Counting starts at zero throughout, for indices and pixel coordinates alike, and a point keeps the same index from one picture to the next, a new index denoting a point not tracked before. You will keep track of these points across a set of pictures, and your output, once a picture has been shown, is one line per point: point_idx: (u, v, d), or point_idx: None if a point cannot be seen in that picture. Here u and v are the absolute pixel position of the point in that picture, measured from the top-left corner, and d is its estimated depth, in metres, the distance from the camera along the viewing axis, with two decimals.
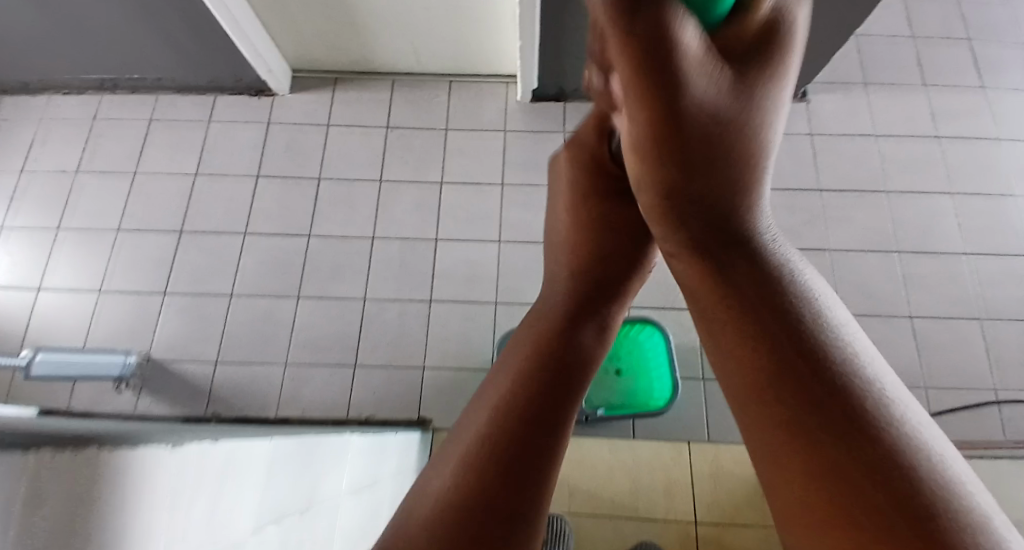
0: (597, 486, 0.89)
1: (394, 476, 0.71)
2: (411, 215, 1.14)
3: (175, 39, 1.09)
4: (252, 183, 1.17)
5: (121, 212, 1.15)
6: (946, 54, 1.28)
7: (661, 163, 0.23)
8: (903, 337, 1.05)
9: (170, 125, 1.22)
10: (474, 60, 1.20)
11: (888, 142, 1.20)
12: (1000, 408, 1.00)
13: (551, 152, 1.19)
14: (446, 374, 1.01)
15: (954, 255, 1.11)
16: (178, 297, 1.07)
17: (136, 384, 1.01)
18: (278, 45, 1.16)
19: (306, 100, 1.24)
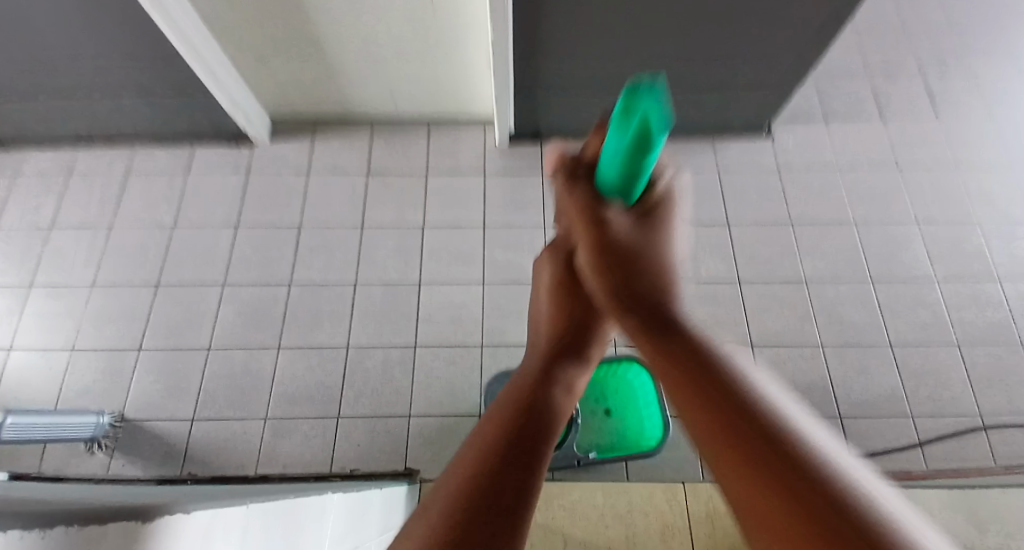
0: (591, 534, 0.86)
1: (378, 534, 0.68)
2: (393, 260, 1.14)
3: (157, 92, 1.10)
4: (232, 232, 1.17)
5: (96, 266, 1.13)
6: (899, 92, 1.36)
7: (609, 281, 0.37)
8: (883, 364, 1.07)
9: (150, 177, 1.23)
10: (453, 105, 1.24)
11: (852, 174, 1.26)
12: (985, 432, 1.01)
13: (531, 193, 1.22)
14: (433, 421, 0.99)
15: (924, 281, 1.15)
16: (154, 351, 1.05)
17: (108, 445, 0.97)
18: (257, 96, 1.19)
19: (287, 150, 1.26)
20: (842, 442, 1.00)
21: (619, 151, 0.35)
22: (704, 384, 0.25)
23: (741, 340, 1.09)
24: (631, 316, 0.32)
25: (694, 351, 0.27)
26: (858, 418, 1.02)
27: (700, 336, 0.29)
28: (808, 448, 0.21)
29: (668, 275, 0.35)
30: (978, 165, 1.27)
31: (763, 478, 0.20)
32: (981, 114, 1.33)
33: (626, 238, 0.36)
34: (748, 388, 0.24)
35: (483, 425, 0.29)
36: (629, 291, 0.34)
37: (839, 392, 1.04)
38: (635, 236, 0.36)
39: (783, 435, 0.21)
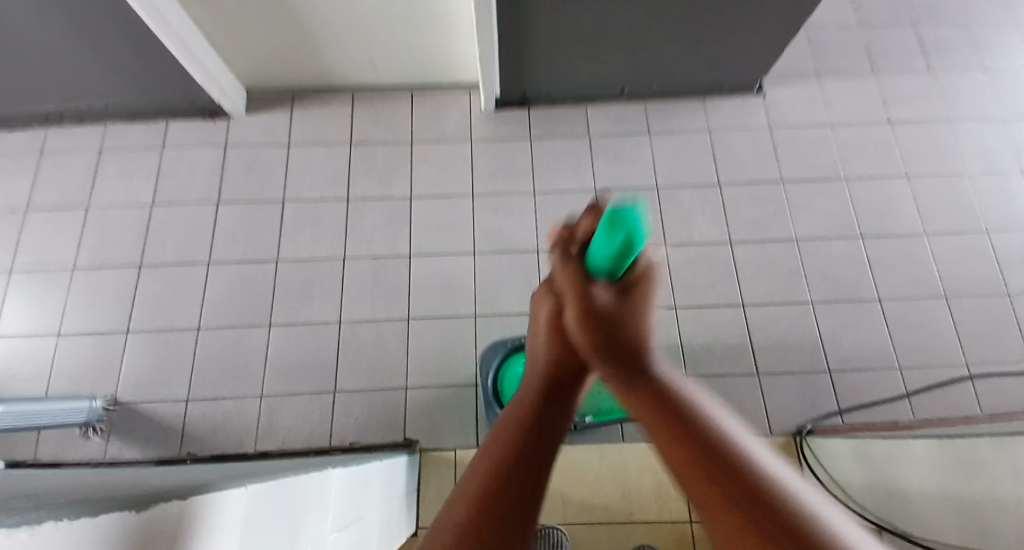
0: (588, 493, 0.88)
1: (380, 505, 0.70)
2: (381, 232, 1.12)
3: (122, 65, 1.04)
4: (214, 209, 1.13)
5: (75, 248, 1.10)
6: (892, 43, 1.32)
7: (595, 330, 0.35)
8: (873, 319, 1.08)
9: (123, 155, 1.18)
10: (436, 70, 1.19)
11: (844, 129, 1.24)
12: (971, 381, 1.04)
13: (519, 159, 1.19)
14: (429, 392, 0.99)
15: (915, 236, 1.15)
16: (142, 333, 1.03)
17: (103, 429, 0.97)
18: (229, 65, 1.13)
19: (265, 120, 1.21)
20: (831, 396, 1.02)
21: (609, 254, 0.33)
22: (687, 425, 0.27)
23: (733, 301, 1.09)
24: (639, 396, 0.31)
25: (688, 408, 0.29)
26: (848, 372, 1.04)
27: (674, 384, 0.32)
28: (806, 512, 0.21)
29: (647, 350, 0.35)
30: (971, 117, 1.25)
31: (725, 508, 0.22)
32: (975, 63, 1.30)
33: (609, 307, 0.36)
34: (783, 502, 0.22)
35: (483, 453, 0.30)
36: (622, 367, 0.33)
37: (829, 349, 1.06)
38: (620, 308, 0.36)
39: (740, 465, 0.24)
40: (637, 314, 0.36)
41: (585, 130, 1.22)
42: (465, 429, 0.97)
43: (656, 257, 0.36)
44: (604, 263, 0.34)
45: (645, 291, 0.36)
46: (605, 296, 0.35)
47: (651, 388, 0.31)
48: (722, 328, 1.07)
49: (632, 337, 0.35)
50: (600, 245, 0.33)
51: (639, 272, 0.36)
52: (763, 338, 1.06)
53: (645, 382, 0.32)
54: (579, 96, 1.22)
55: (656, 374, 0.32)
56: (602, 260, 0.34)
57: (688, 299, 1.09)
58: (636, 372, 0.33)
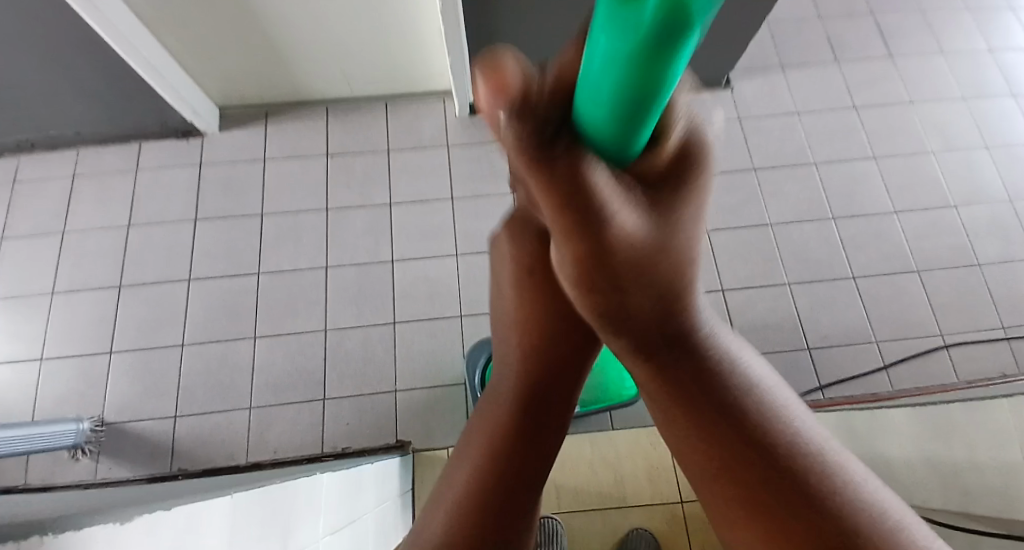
0: (581, 481, 0.89)
1: (375, 506, 0.70)
2: (363, 240, 1.13)
3: (94, 90, 1.04)
4: (193, 226, 1.13)
5: (53, 274, 1.09)
6: (848, 32, 1.38)
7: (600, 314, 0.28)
8: (848, 297, 1.11)
9: (97, 178, 1.17)
10: (408, 80, 1.21)
11: (808, 116, 1.28)
12: (945, 349, 1.07)
13: (496, 161, 1.21)
14: (419, 395, 0.99)
15: (883, 213, 1.19)
16: (125, 355, 1.02)
17: (93, 450, 0.95)
18: (199, 85, 1.13)
19: (240, 136, 1.21)
20: (813, 373, 1.05)
21: (605, 120, 0.14)
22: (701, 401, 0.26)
23: (713, 286, 1.12)
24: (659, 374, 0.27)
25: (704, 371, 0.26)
26: (827, 348, 1.07)
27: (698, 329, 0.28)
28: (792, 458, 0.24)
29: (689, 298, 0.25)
30: (928, 98, 1.31)
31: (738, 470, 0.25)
32: (927, 47, 1.36)
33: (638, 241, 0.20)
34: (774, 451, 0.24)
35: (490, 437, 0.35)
36: (626, 333, 0.29)
37: (808, 327, 1.09)
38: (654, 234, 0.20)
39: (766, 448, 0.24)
40: (665, 267, 0.23)
41: None
42: (457, 429, 0.97)
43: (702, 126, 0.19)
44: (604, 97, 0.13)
45: (693, 192, 0.20)
46: (634, 220, 0.19)
47: (676, 360, 0.26)
48: None
49: (664, 296, 0.24)
50: (602, 44, 0.12)
51: (667, 155, 0.18)
52: (744, 321, 1.09)
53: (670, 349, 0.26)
54: None
55: (684, 323, 0.25)
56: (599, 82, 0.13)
57: None
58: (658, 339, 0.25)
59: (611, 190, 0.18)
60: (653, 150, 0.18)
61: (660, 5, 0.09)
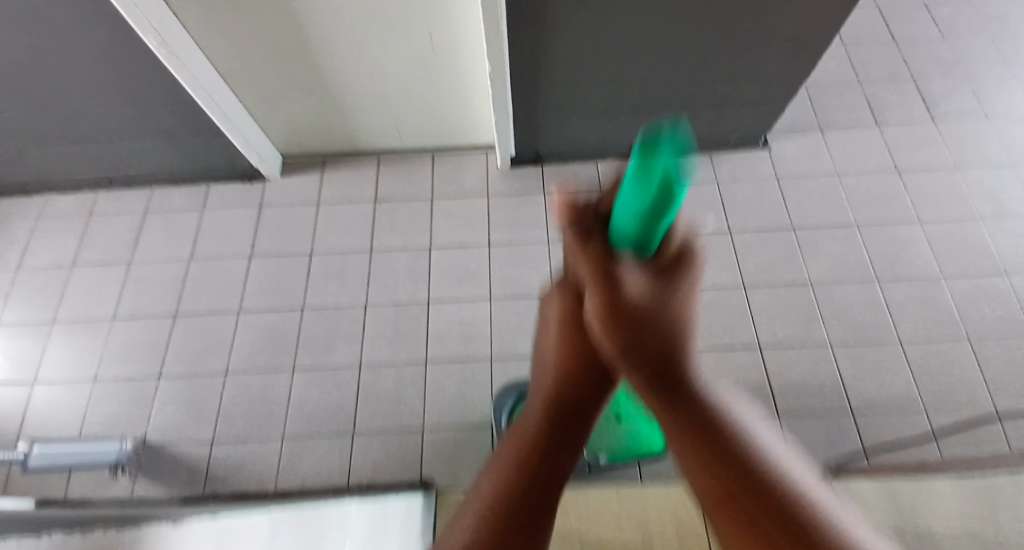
0: (607, 538, 0.85)
1: (400, 543, 0.68)
2: (403, 281, 1.17)
3: (176, 136, 1.17)
4: (247, 261, 1.21)
5: (118, 299, 1.18)
6: (886, 98, 1.40)
7: (632, 351, 0.27)
8: (897, 363, 1.06)
9: (169, 214, 1.28)
10: (454, 134, 1.29)
11: (847, 177, 1.28)
12: (1009, 428, 0.99)
13: (534, 211, 1.26)
14: (446, 438, 0.99)
15: (931, 278, 1.15)
16: (173, 380, 1.07)
17: (132, 469, 0.98)
18: (268, 135, 1.25)
19: (298, 181, 1.31)
20: (860, 443, 0.99)
21: (635, 208, 0.21)
22: (700, 418, 0.26)
23: (750, 344, 1.09)
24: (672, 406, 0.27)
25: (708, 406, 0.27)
26: (875, 417, 1.01)
27: (721, 401, 0.29)
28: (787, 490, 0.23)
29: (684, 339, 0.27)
30: (974, 163, 1.29)
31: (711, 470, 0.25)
32: (970, 114, 1.36)
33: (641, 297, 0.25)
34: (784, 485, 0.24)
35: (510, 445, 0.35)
36: (649, 378, 0.31)
37: (854, 393, 1.03)
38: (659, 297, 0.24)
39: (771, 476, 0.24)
40: (684, 327, 0.27)
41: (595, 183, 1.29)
42: None
43: (700, 238, 0.26)
44: (630, 212, 0.21)
45: (689, 277, 0.25)
46: (614, 335, 0.27)
47: (689, 406, 0.27)
48: (741, 373, 1.06)
49: (676, 348, 0.27)
50: (625, 199, 0.21)
51: (672, 253, 0.25)
52: (784, 382, 1.05)
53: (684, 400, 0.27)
54: (589, 153, 1.31)
55: (698, 387, 0.28)
56: (626, 211, 0.22)
57: (704, 343, 1.09)
58: (671, 388, 0.27)
59: (637, 287, 0.25)
60: (663, 249, 0.25)
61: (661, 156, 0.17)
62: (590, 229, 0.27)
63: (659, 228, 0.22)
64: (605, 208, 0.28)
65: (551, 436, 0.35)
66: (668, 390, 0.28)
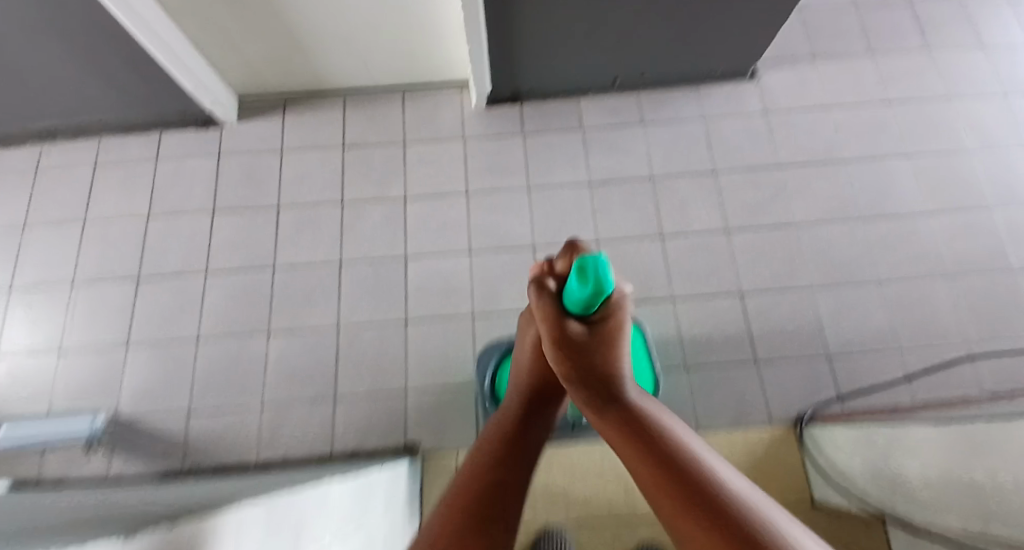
0: (591, 490, 0.89)
1: (383, 512, 0.70)
2: (378, 234, 1.12)
3: (110, 78, 1.05)
4: (209, 218, 1.14)
5: (74, 263, 1.11)
6: (885, 21, 1.31)
7: (579, 377, 0.44)
8: (874, 302, 1.07)
9: (117, 167, 1.18)
10: (424, 70, 1.19)
11: (839, 111, 1.23)
12: (973, 360, 1.03)
13: (513, 154, 1.19)
14: (431, 392, 0.99)
15: (914, 215, 1.14)
16: (145, 344, 1.04)
17: (107, 446, 0.97)
18: (222, 76, 1.14)
19: (256, 127, 1.21)
20: (833, 381, 1.02)
21: (581, 298, 0.41)
22: (652, 449, 0.35)
23: (733, 288, 1.09)
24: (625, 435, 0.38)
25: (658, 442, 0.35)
26: (849, 355, 1.04)
27: (648, 414, 0.40)
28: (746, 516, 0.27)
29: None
30: (969, 92, 1.24)
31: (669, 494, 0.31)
32: (970, 38, 1.29)
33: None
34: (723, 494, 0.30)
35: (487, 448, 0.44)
36: (598, 394, 0.43)
37: (830, 333, 1.05)
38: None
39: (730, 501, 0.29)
40: (608, 356, 0.44)
41: (577, 123, 1.21)
42: (469, 427, 0.97)
43: (628, 300, 0.45)
44: (576, 296, 0.41)
45: (614, 335, 0.45)
46: (580, 335, 0.44)
47: (621, 416, 0.40)
48: (723, 316, 1.07)
49: (603, 371, 0.43)
50: (575, 287, 0.40)
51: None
52: (764, 325, 1.06)
53: (619, 413, 0.40)
54: (571, 89, 1.22)
55: (627, 402, 0.41)
56: (576, 296, 0.41)
57: (687, 288, 1.09)
58: (607, 399, 0.42)
59: (576, 332, 0.44)
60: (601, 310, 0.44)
61: (591, 265, 0.38)
62: (552, 306, 0.45)
63: (592, 306, 0.42)
64: (557, 291, 0.45)
65: (518, 454, 0.43)
66: (606, 403, 0.42)
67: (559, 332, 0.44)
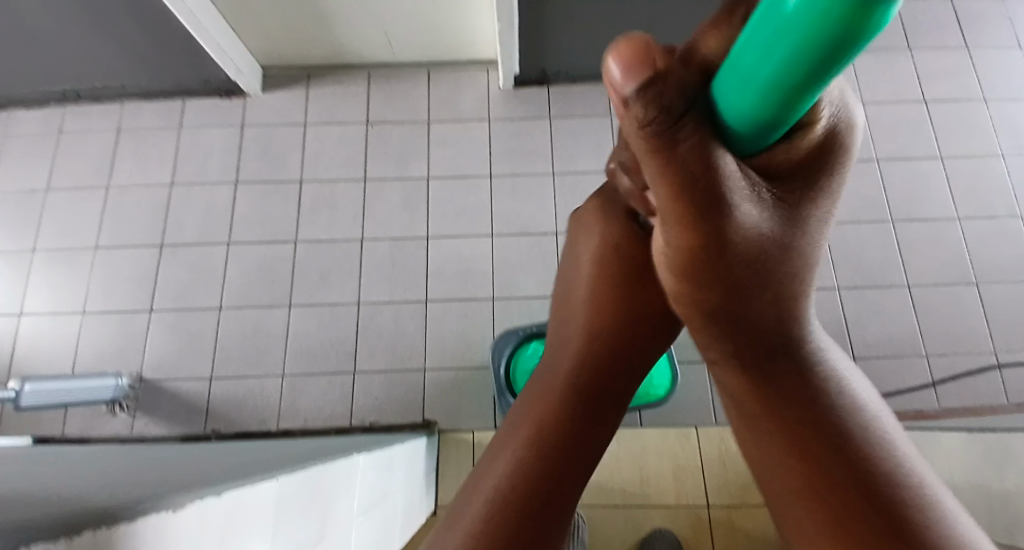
0: (607, 475, 0.89)
1: (404, 485, 0.70)
2: (399, 215, 1.11)
3: (135, 45, 1.03)
4: (232, 189, 1.13)
5: (97, 229, 1.11)
6: (926, 17, 1.25)
7: (696, 286, 0.25)
8: (902, 305, 1.05)
9: (141, 134, 1.17)
10: (453, 46, 1.15)
11: (875, 107, 1.19)
12: (999, 370, 1.01)
13: (537, 139, 1.17)
14: (449, 374, 0.99)
15: (946, 220, 1.11)
16: (165, 313, 1.04)
17: (129, 406, 0.98)
18: (243, 42, 1.11)
19: (281, 100, 1.19)
20: None
21: (739, 123, 0.17)
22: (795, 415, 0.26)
23: None
24: (747, 370, 0.27)
25: (809, 411, 0.26)
26: (872, 359, 1.02)
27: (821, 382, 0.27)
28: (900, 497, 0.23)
29: (787, 320, 0.26)
30: (1010, 94, 1.19)
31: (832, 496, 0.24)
32: (1015, 38, 1.23)
33: (740, 235, 0.22)
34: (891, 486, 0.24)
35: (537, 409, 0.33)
36: (745, 348, 0.27)
37: (855, 335, 1.03)
38: (747, 236, 0.23)
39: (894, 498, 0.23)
40: (786, 244, 0.24)
41: (605, 109, 1.19)
42: (485, 412, 0.97)
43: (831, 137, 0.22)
44: (742, 110, 0.16)
45: (802, 206, 0.24)
46: (687, 218, 0.24)
47: (756, 375, 0.27)
48: None
49: (765, 278, 0.25)
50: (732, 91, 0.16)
51: (801, 149, 0.21)
52: None
53: (764, 355, 0.27)
54: (600, 72, 1.19)
55: (781, 343, 0.26)
56: (736, 108, 0.16)
57: None
58: (748, 348, 0.27)
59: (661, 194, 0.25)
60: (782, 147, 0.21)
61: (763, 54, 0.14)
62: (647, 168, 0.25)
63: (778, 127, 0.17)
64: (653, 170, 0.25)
65: (586, 403, 0.33)
66: (754, 350, 0.26)
67: (658, 212, 0.25)
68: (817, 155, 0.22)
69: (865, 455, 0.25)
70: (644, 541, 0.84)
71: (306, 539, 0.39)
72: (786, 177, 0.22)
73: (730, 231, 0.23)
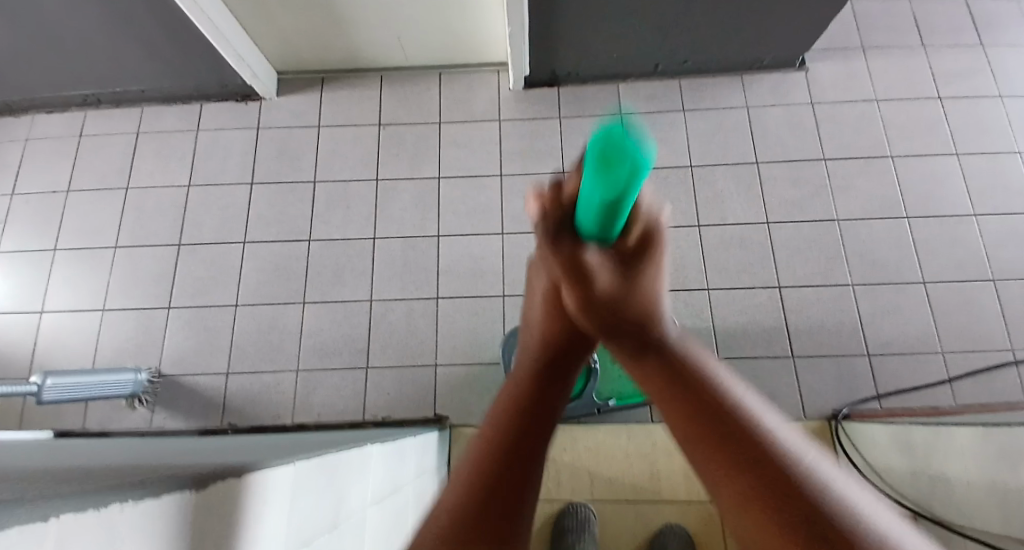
0: (617, 470, 0.89)
1: (415, 477, 0.71)
2: (411, 214, 1.12)
3: (155, 50, 1.06)
4: (247, 189, 1.15)
5: (118, 228, 1.14)
6: (940, 14, 1.25)
7: (593, 312, 0.32)
8: (918, 303, 1.04)
9: (160, 137, 1.20)
10: (464, 49, 1.17)
11: (888, 105, 1.18)
12: (1017, 368, 0.99)
13: (547, 139, 1.18)
14: (460, 370, 1.00)
15: (962, 217, 1.10)
16: (182, 310, 1.07)
17: (148, 400, 1.00)
18: (260, 47, 1.13)
19: (296, 103, 1.22)
20: (870, 382, 1.00)
21: None
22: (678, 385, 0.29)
23: (768, 282, 1.06)
24: (648, 361, 0.31)
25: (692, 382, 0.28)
26: (887, 356, 1.01)
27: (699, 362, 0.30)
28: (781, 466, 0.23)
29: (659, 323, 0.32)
30: None
31: (729, 477, 0.24)
32: None
33: (609, 292, 0.30)
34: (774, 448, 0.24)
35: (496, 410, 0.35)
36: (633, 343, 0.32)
37: (869, 333, 1.02)
38: (622, 286, 0.30)
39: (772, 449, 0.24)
40: (643, 292, 0.31)
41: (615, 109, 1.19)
42: None
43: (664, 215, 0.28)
44: None
45: (652, 258, 0.29)
46: (607, 279, 0.29)
47: (664, 365, 0.30)
48: (758, 311, 1.05)
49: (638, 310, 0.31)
50: None
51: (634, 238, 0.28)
52: (800, 320, 1.04)
53: (657, 354, 0.30)
54: (609, 73, 1.19)
55: (668, 347, 0.31)
56: None
57: (721, 281, 1.07)
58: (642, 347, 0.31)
59: None
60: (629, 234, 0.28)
61: None
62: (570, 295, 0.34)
63: None
64: None
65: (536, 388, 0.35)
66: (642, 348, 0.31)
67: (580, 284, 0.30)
68: (648, 242, 0.29)
69: (757, 436, 0.25)
70: (653, 539, 0.84)
71: (321, 523, 0.39)
72: (628, 257, 0.29)
73: (611, 285, 0.30)
